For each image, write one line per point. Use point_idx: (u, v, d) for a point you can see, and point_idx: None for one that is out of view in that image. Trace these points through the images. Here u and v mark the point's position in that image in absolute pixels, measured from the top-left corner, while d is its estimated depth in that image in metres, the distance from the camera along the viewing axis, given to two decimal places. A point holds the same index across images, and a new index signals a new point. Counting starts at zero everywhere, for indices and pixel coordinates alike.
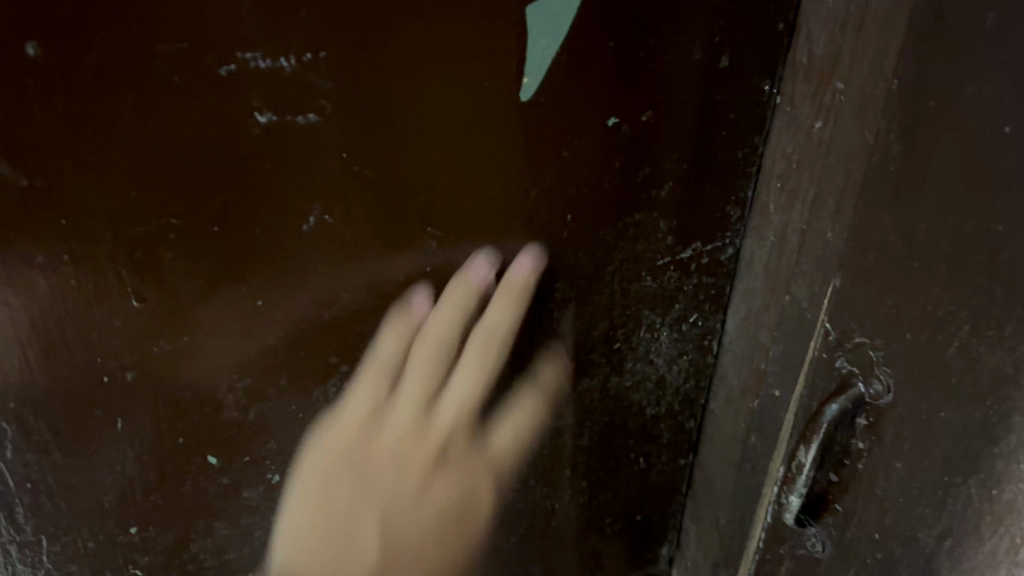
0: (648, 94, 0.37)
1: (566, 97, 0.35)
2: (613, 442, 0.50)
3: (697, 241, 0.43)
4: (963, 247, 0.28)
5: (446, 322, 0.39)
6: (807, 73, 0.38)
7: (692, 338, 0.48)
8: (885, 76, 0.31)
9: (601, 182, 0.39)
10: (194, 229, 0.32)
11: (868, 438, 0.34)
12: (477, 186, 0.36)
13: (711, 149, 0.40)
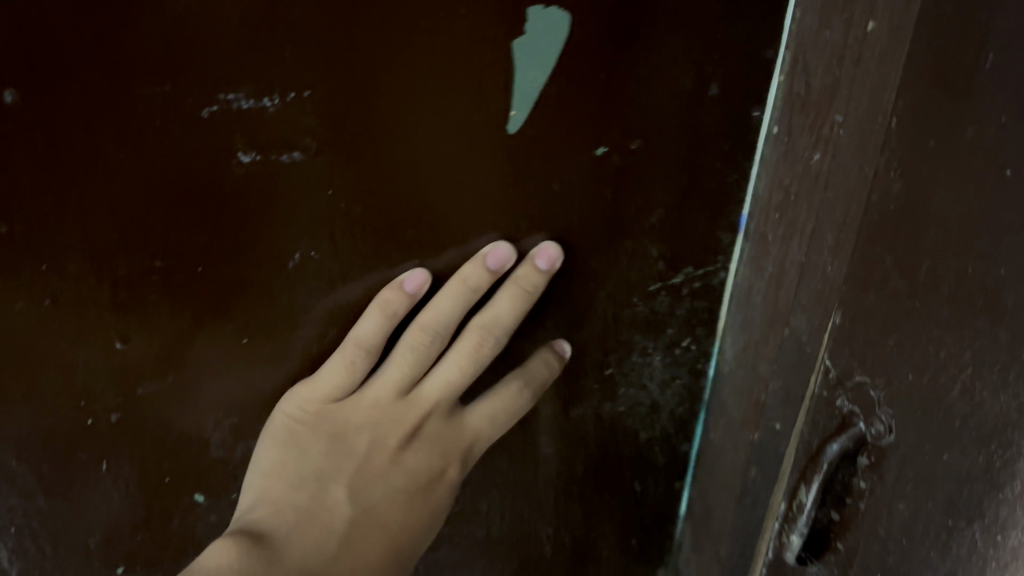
0: (634, 124, 0.38)
1: (550, 126, 0.37)
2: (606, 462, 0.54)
3: (689, 266, 0.45)
4: (964, 289, 0.27)
5: (442, 308, 0.42)
6: (804, 105, 0.36)
7: (686, 363, 0.50)
8: (883, 112, 0.31)
9: (591, 210, 0.41)
10: (177, 270, 0.37)
11: (869, 478, 0.33)
12: (469, 214, 0.39)
13: (705, 175, 0.41)
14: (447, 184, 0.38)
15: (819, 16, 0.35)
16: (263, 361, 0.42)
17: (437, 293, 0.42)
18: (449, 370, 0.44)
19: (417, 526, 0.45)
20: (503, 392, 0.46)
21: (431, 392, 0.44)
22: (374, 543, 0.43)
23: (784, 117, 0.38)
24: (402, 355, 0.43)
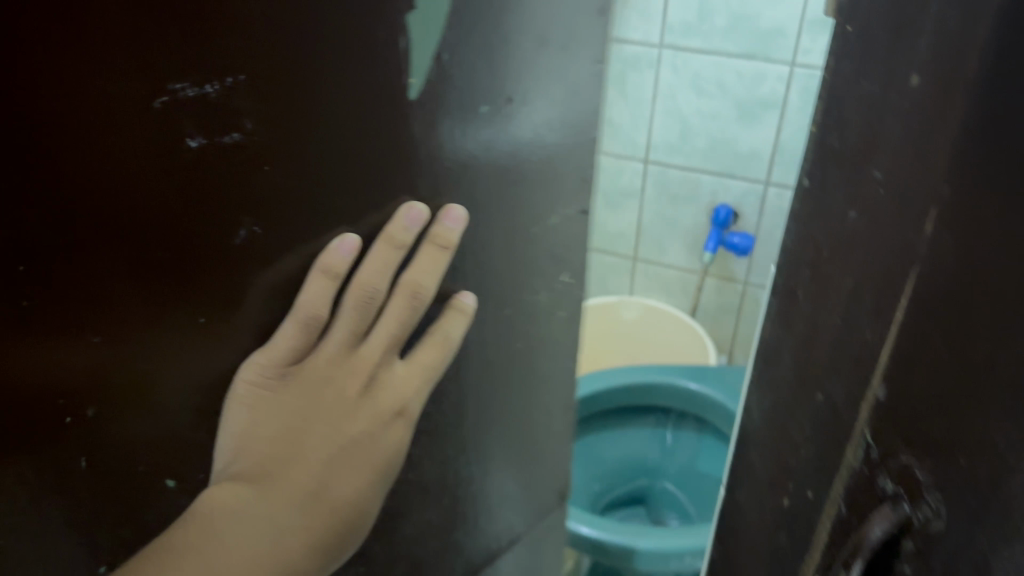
0: (501, 85, 0.48)
1: (443, 98, 0.45)
2: (514, 393, 0.67)
3: (558, 208, 0.58)
4: (1016, 380, 0.24)
5: (378, 275, 0.47)
6: (839, 156, 0.33)
7: (561, 288, 0.64)
8: (929, 179, 0.28)
9: (477, 166, 0.50)
10: (90, 253, 0.36)
11: (915, 565, 0.30)
12: (399, 171, 0.46)
13: (561, 128, 0.54)
14: (389, 172, 0.46)
15: (858, 61, 0.31)
16: (207, 341, 0.44)
17: (367, 258, 0.47)
18: (387, 331, 0.50)
19: (372, 482, 0.54)
20: (431, 343, 0.54)
21: (374, 351, 0.50)
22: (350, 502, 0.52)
23: (817, 167, 0.34)
24: (348, 318, 0.48)
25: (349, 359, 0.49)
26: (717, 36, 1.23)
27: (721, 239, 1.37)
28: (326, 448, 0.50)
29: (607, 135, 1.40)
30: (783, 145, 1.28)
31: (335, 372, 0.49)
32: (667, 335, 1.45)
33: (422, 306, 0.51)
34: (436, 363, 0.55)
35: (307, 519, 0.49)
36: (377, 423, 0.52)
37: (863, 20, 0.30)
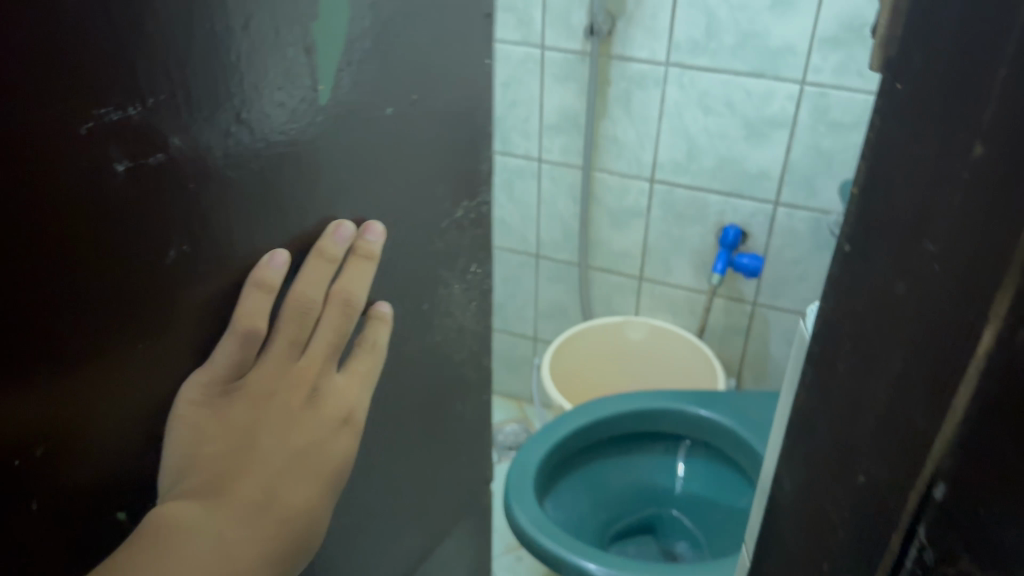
0: (406, 89, 0.50)
1: (355, 103, 0.47)
2: (438, 386, 0.68)
3: (464, 202, 0.60)
4: None
5: (314, 284, 0.48)
6: (886, 224, 0.30)
7: (475, 283, 0.65)
8: (998, 262, 0.24)
9: (386, 170, 0.51)
10: (34, 278, 0.34)
11: None
12: (320, 189, 0.47)
13: (461, 121, 0.56)
14: (303, 187, 0.46)
15: (907, 123, 0.28)
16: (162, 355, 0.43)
17: (301, 269, 0.48)
18: (325, 340, 0.50)
19: (322, 497, 0.52)
20: (364, 353, 0.55)
21: (316, 357, 0.50)
22: (305, 513, 0.50)
23: (858, 234, 0.31)
24: (286, 324, 0.47)
25: (292, 366, 0.49)
26: (725, 53, 1.19)
27: (730, 260, 1.34)
28: (276, 458, 0.48)
29: (610, 153, 1.35)
30: (793, 165, 1.24)
31: (280, 379, 0.48)
32: (677, 358, 1.48)
33: (353, 317, 0.51)
34: (368, 374, 0.55)
35: (253, 530, 0.47)
36: (319, 432, 0.51)
37: (913, 80, 0.27)
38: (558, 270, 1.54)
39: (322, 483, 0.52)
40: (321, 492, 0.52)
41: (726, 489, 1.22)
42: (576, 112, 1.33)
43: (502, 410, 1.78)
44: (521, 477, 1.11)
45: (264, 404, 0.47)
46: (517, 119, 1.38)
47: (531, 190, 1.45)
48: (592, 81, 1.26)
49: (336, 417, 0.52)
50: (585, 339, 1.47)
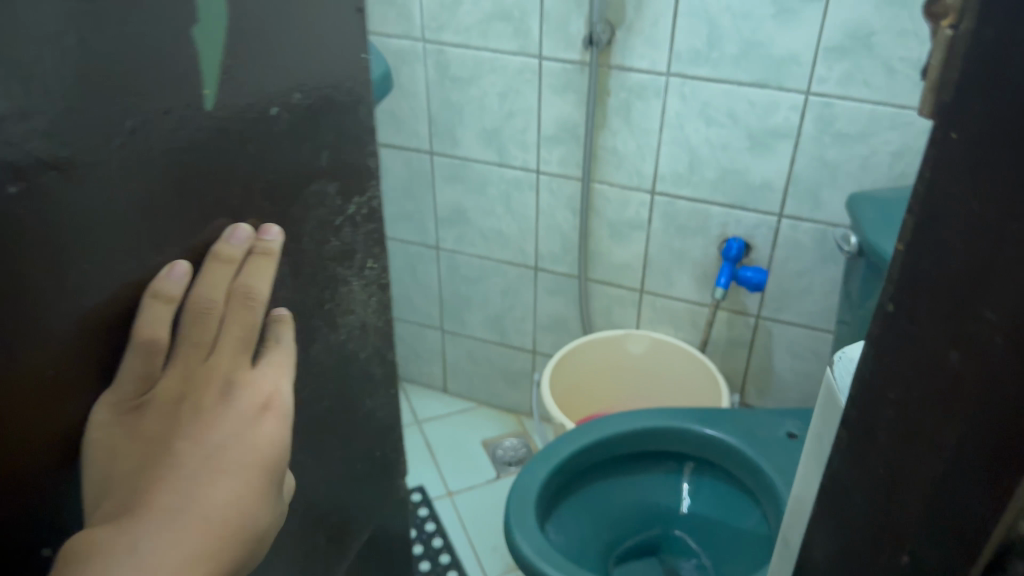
0: (292, 82, 0.44)
1: (237, 111, 0.41)
2: (350, 394, 0.61)
3: (356, 198, 0.52)
4: None
5: (211, 285, 0.43)
6: (937, 282, 0.24)
7: (375, 280, 0.58)
8: None
9: (282, 174, 0.46)
10: None
11: None
12: (202, 195, 0.42)
13: (347, 122, 0.49)
14: (184, 203, 0.41)
15: (976, 184, 0.22)
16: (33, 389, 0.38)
17: (196, 276, 0.42)
18: (230, 339, 0.44)
19: (262, 503, 0.44)
20: (280, 349, 0.48)
21: (224, 360, 0.44)
22: (236, 526, 0.42)
23: (903, 298, 0.25)
24: (185, 332, 0.42)
25: (196, 373, 0.43)
26: (727, 61, 1.05)
27: (734, 274, 1.19)
28: (189, 463, 0.41)
29: (610, 164, 1.21)
30: (797, 175, 1.10)
31: (185, 389, 0.42)
32: (679, 370, 1.34)
33: (259, 310, 0.45)
34: (286, 366, 0.48)
35: (175, 548, 0.39)
36: (242, 425, 0.44)
37: (980, 130, 0.21)
38: (558, 283, 1.38)
39: (254, 488, 0.44)
40: (252, 500, 0.43)
41: (735, 502, 1.07)
42: (575, 122, 1.19)
43: (499, 423, 1.60)
44: (518, 485, 1.00)
45: (169, 419, 0.42)
46: (514, 130, 1.23)
47: (531, 203, 1.30)
48: (590, 96, 1.13)
49: (262, 412, 0.45)
50: (585, 354, 1.35)
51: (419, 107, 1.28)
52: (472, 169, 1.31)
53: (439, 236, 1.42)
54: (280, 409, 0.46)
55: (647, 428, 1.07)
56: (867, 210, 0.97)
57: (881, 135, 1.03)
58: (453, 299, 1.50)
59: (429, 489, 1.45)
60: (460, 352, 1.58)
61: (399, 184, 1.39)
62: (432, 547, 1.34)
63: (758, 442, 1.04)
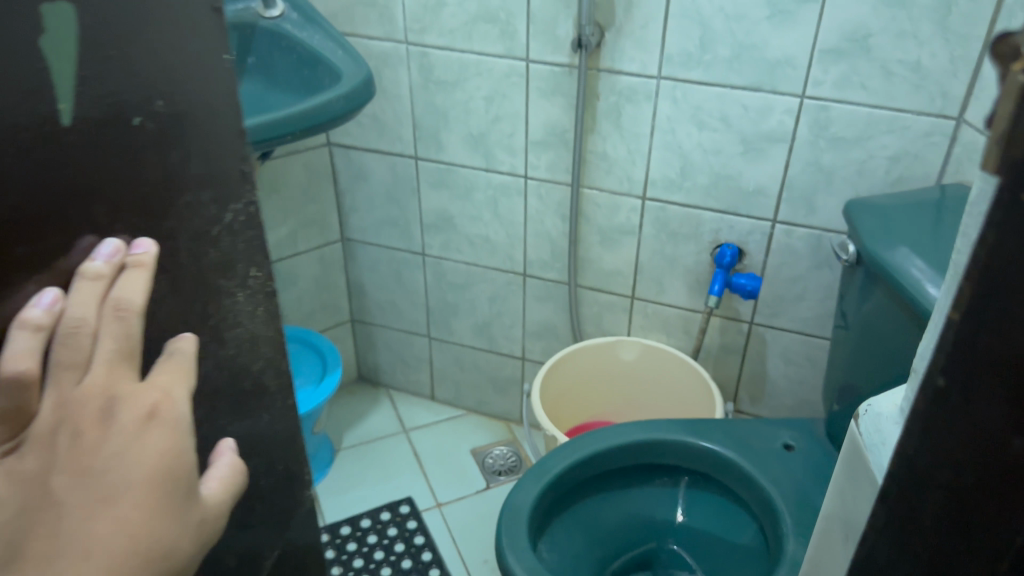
0: (149, 87, 0.41)
1: (97, 125, 0.39)
2: (248, 415, 0.55)
3: (233, 204, 0.48)
4: None
5: (79, 302, 0.40)
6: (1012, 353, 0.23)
7: (260, 288, 0.52)
8: None
9: (150, 188, 0.42)
10: None
11: None
12: (63, 215, 0.39)
13: (208, 122, 0.44)
14: (41, 224, 0.38)
15: None
16: None
17: (66, 296, 0.40)
18: (106, 351, 0.41)
19: (169, 525, 0.42)
20: (172, 362, 0.45)
21: (100, 377, 0.40)
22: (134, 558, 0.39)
23: (956, 370, 0.24)
24: (54, 356, 0.39)
25: (69, 401, 0.39)
26: (720, 64, 1.03)
27: (727, 281, 1.16)
28: (72, 498, 0.38)
29: (599, 169, 1.18)
30: (791, 180, 1.08)
31: (55, 421, 0.39)
32: (671, 376, 1.31)
33: (138, 320, 0.42)
34: (183, 382, 0.45)
35: None
36: (127, 441, 0.40)
37: None
38: (547, 290, 1.35)
39: (152, 511, 0.41)
40: (152, 524, 0.41)
41: (731, 513, 1.04)
42: (563, 127, 1.15)
43: (488, 431, 1.57)
44: (509, 502, 0.97)
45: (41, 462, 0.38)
46: (500, 134, 1.20)
47: (519, 208, 1.27)
48: (579, 98, 1.10)
49: (156, 424, 0.42)
50: (574, 361, 1.32)
51: (402, 112, 1.25)
52: (457, 175, 1.27)
53: (424, 243, 1.39)
54: (177, 421, 0.43)
55: (641, 440, 1.05)
56: (867, 220, 0.95)
57: (877, 139, 1.01)
58: (439, 306, 1.47)
59: (417, 500, 1.41)
60: (447, 359, 1.55)
61: (383, 189, 1.36)
62: (421, 561, 1.30)
63: (754, 454, 1.02)
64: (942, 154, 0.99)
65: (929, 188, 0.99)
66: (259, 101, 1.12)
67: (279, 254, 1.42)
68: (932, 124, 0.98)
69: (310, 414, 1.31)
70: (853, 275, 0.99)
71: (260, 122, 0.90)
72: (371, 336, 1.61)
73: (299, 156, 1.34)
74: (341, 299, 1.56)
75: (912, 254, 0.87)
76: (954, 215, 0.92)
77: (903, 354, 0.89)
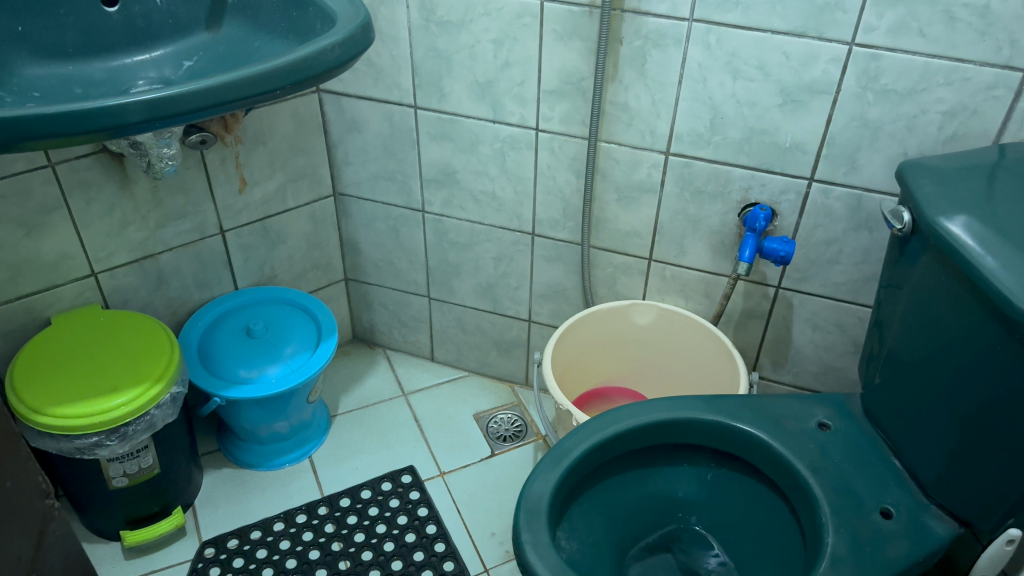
0: None
1: None
2: None
3: None
4: None
5: None
6: None
7: None
8: None
9: None
10: None
11: None
12: None
13: None
14: None
15: None
16: None
17: None
18: None
19: None
20: None
21: None
22: None
23: None
24: None
25: None
26: (760, 6, 0.92)
27: (758, 246, 1.05)
28: None
29: (619, 122, 1.08)
30: (833, 137, 0.98)
31: None
32: (688, 342, 1.23)
33: None
34: None
35: None
36: None
37: None
38: (558, 250, 1.26)
39: None
40: None
41: (758, 493, 0.98)
42: (581, 74, 1.05)
43: (492, 395, 1.50)
44: (527, 490, 0.89)
45: None
46: (510, 83, 1.10)
47: (529, 163, 1.17)
48: (601, 36, 0.96)
49: None
50: (587, 327, 1.23)
51: (401, 55, 1.13)
52: (462, 126, 1.17)
53: (425, 199, 1.29)
54: None
55: (666, 420, 0.97)
56: (924, 183, 0.86)
57: (932, 92, 0.91)
58: (441, 267, 1.38)
59: (419, 469, 1.34)
60: (449, 320, 1.47)
61: (379, 141, 1.25)
62: (425, 535, 1.23)
63: (787, 435, 0.95)
64: (1004, 109, 0.90)
65: (986, 148, 0.90)
66: (244, 45, 1.00)
67: (267, 211, 1.31)
68: (996, 76, 0.88)
69: (305, 384, 1.23)
70: (906, 244, 0.90)
71: (245, 76, 0.79)
72: (366, 295, 1.52)
73: (286, 105, 1.22)
74: (334, 257, 1.46)
75: (972, 222, 0.78)
76: (1017, 179, 0.83)
77: (953, 329, 0.82)
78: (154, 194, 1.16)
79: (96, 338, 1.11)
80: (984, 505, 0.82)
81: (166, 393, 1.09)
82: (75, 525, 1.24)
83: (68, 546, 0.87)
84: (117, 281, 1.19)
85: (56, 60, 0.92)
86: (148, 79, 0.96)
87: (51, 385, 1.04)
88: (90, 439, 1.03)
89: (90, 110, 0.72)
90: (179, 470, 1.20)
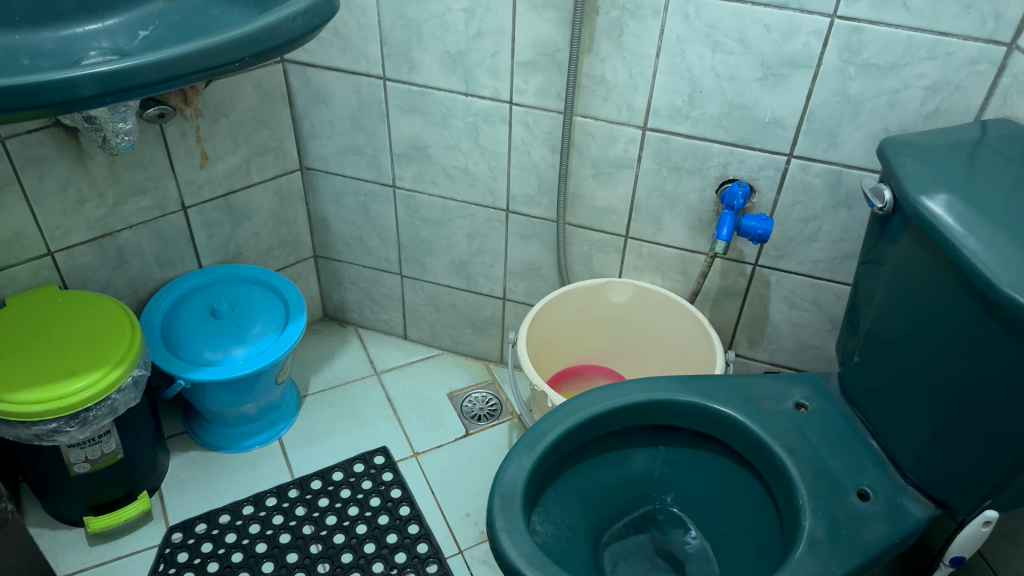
0: None
1: None
2: None
3: None
4: None
5: None
6: None
7: None
8: None
9: None
10: None
11: None
12: None
13: None
14: None
15: None
16: None
17: None
18: None
19: None
20: None
21: None
22: None
23: None
24: None
25: None
26: None
27: (735, 224, 1.03)
28: None
29: (595, 96, 1.04)
30: (813, 112, 0.96)
31: None
32: (665, 321, 1.21)
33: None
34: None
35: None
36: None
37: None
38: (533, 227, 1.23)
39: None
40: None
41: (734, 474, 0.97)
42: (556, 46, 1.01)
43: (466, 373, 1.48)
44: (500, 476, 0.87)
45: None
46: (483, 54, 1.06)
47: (503, 137, 1.13)
48: (577, 7, 0.93)
49: None
50: (563, 304, 1.21)
51: (368, 25, 1.09)
52: (433, 99, 1.13)
53: (396, 174, 1.25)
54: None
55: (642, 401, 0.96)
56: (907, 160, 0.84)
57: (915, 66, 0.89)
58: (413, 243, 1.35)
59: (392, 450, 1.32)
60: (422, 298, 1.44)
61: (346, 114, 1.21)
62: (398, 516, 1.21)
63: (763, 416, 0.94)
64: (987, 83, 0.88)
65: (969, 124, 0.88)
66: (202, 13, 0.94)
67: (231, 186, 1.26)
68: (980, 51, 0.86)
69: (272, 366, 1.20)
70: (886, 224, 0.88)
71: (203, 48, 0.74)
72: (336, 273, 1.48)
73: (248, 76, 1.17)
74: (302, 233, 1.42)
75: (953, 202, 0.76)
76: (999, 158, 0.81)
77: (931, 309, 0.80)
78: (111, 170, 1.11)
79: (53, 321, 1.06)
80: (961, 487, 0.81)
81: (128, 376, 1.04)
82: (37, 512, 1.20)
83: (20, 550, 0.84)
84: (75, 260, 1.14)
85: (2, 29, 0.86)
86: (101, 50, 0.91)
87: (7, 371, 0.99)
88: (48, 425, 0.99)
89: (39, 85, 0.67)
90: (143, 455, 1.17)
